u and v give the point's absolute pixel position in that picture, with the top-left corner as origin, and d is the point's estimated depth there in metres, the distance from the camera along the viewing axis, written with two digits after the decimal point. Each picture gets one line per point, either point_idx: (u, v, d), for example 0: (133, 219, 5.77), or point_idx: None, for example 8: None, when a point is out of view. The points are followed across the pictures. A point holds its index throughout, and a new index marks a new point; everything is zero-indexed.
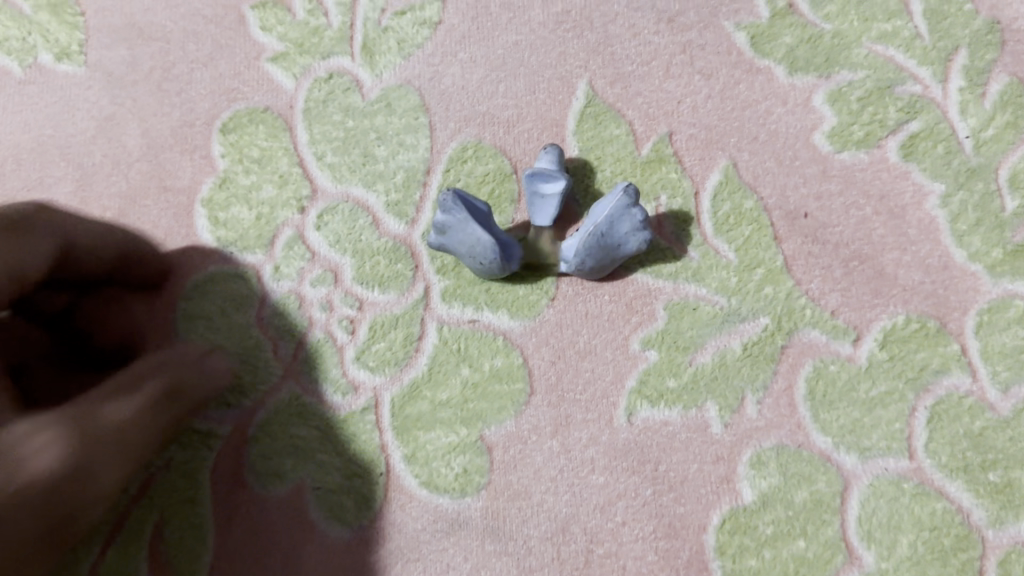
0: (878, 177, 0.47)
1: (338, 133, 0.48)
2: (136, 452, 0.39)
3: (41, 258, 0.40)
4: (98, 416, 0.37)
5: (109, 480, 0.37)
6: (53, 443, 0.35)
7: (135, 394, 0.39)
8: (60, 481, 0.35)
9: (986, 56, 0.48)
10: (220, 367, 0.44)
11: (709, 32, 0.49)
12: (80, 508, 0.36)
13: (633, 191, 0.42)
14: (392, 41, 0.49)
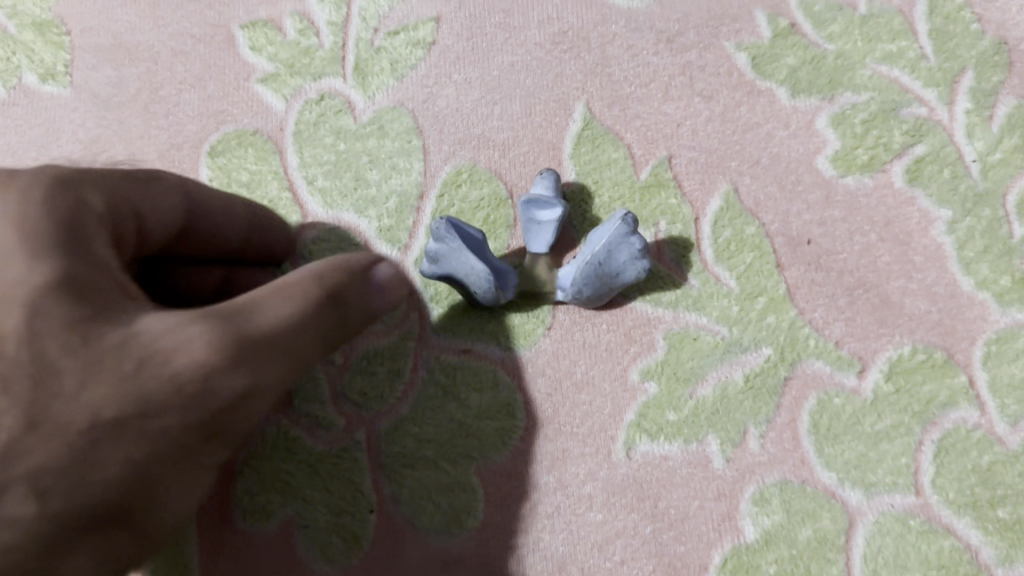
0: (883, 202, 0.46)
1: (329, 156, 0.47)
2: (302, 359, 0.36)
3: (161, 207, 0.39)
4: (247, 316, 0.34)
5: (263, 379, 0.34)
6: (199, 336, 0.33)
7: (292, 296, 0.35)
8: (207, 379, 0.33)
9: (993, 78, 0.47)
10: (392, 282, 0.39)
11: (708, 53, 0.48)
12: (239, 409, 0.34)
13: (631, 220, 0.42)
14: (385, 62, 0.48)
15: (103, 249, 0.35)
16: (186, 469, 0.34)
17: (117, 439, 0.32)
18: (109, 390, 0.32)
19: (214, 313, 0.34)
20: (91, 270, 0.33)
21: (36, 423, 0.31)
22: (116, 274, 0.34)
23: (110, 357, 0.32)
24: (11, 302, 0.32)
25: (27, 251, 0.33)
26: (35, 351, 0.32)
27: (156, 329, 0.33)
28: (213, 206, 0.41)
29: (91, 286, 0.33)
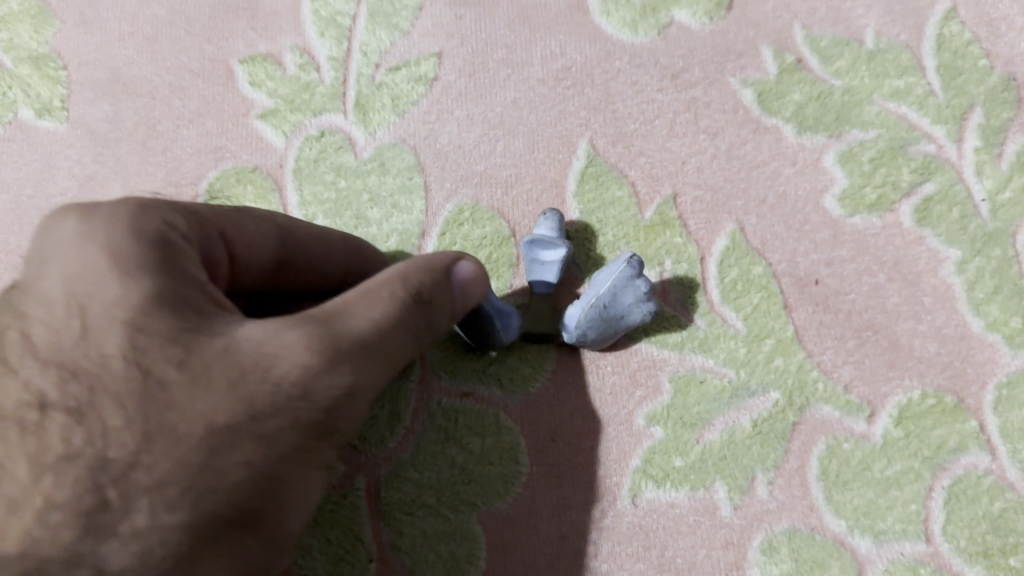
0: (891, 242, 0.45)
1: (330, 194, 0.46)
2: (397, 357, 0.34)
3: (250, 239, 0.38)
4: (343, 316, 0.33)
5: (365, 378, 0.33)
6: (299, 341, 0.32)
7: (381, 293, 0.33)
8: (313, 382, 0.32)
9: (1001, 115, 0.47)
10: (473, 280, 0.38)
11: (714, 89, 0.47)
12: (344, 410, 0.33)
13: (637, 261, 0.41)
14: (386, 98, 0.47)
15: (191, 266, 0.33)
16: (303, 471, 0.33)
17: (233, 444, 0.31)
18: (215, 397, 0.30)
19: (310, 316, 0.32)
20: (183, 285, 0.32)
21: (149, 438, 0.30)
22: (205, 286, 0.33)
23: (216, 366, 0.31)
24: (109, 319, 0.31)
25: (118, 268, 0.31)
26: (139, 368, 0.30)
27: (253, 335, 0.32)
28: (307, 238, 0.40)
29: (184, 299, 0.32)
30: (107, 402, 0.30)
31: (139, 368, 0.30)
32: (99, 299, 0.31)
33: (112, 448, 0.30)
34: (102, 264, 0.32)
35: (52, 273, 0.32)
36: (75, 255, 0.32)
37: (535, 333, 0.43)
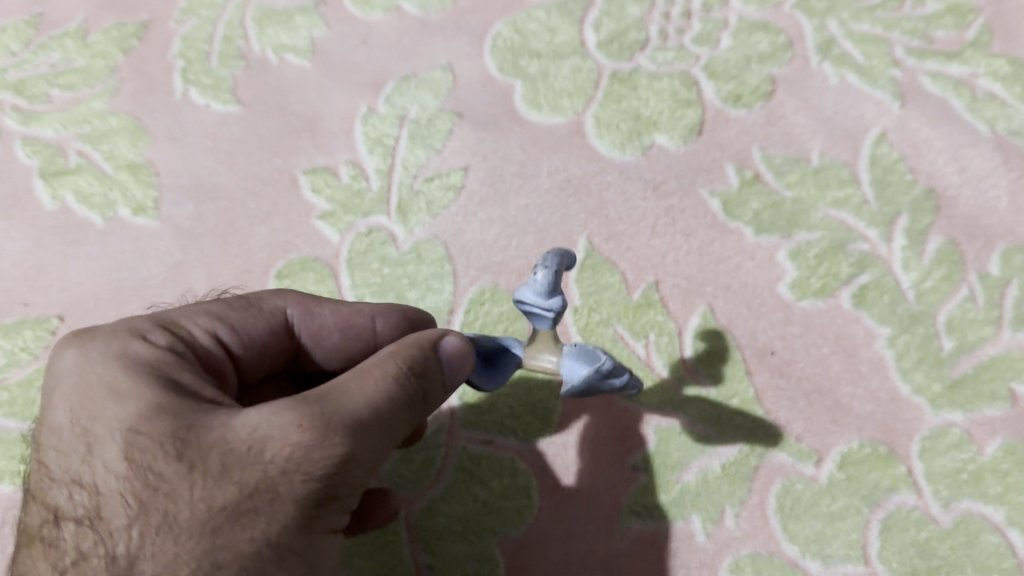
0: (833, 321, 0.55)
1: (376, 279, 0.56)
2: (393, 428, 0.39)
3: (253, 332, 0.47)
4: (330, 397, 0.37)
5: (358, 449, 0.37)
6: (289, 421, 0.36)
7: (371, 376, 0.39)
8: (306, 457, 0.36)
9: (923, 220, 0.58)
10: (459, 352, 0.43)
11: (688, 198, 0.59)
12: (346, 479, 0.37)
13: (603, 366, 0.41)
14: (422, 203, 0.58)
15: (184, 374, 0.40)
16: (313, 541, 0.37)
17: (234, 520, 0.35)
18: (212, 483, 0.36)
19: (300, 399, 0.37)
20: (174, 392, 0.38)
21: (150, 528, 0.36)
22: (199, 390, 0.39)
23: (210, 454, 0.36)
24: (111, 434, 0.37)
25: (114, 392, 0.38)
26: (139, 470, 0.37)
27: (244, 422, 0.37)
28: (318, 328, 0.49)
29: (178, 401, 0.38)
30: (114, 502, 0.37)
31: (138, 468, 0.37)
32: (96, 419, 0.38)
33: (121, 542, 0.36)
34: (101, 388, 0.39)
35: (63, 405, 0.39)
36: (79, 382, 0.39)
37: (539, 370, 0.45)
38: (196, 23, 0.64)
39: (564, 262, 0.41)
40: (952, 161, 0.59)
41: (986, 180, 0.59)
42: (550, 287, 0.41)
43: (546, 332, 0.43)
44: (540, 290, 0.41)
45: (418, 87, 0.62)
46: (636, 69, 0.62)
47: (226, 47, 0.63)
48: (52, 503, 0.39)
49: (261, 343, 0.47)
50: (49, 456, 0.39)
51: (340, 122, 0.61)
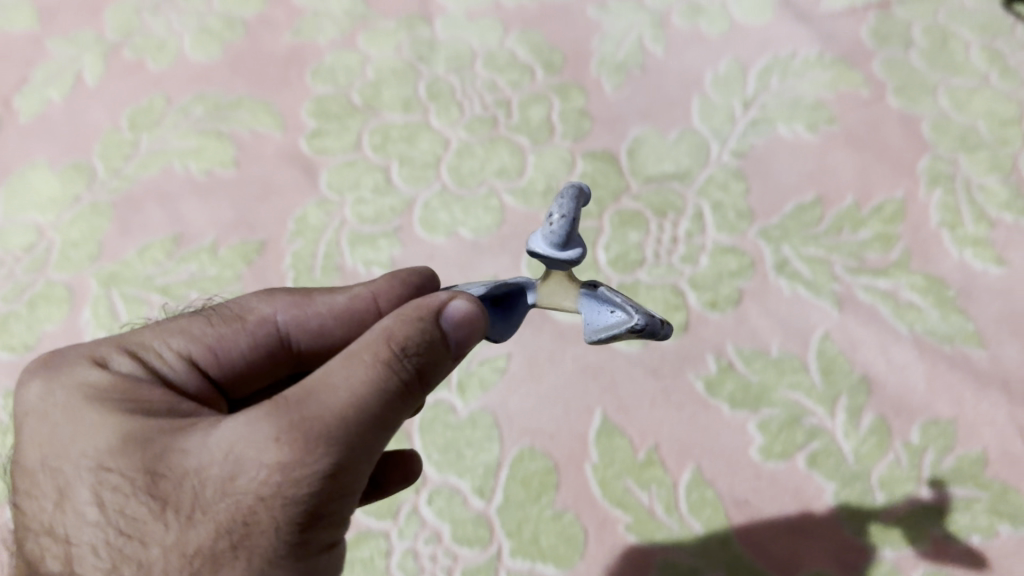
0: (792, 477, 0.73)
1: (441, 440, 0.75)
2: (373, 424, 0.48)
3: (230, 340, 0.60)
4: (314, 404, 0.47)
5: (335, 460, 0.46)
6: (268, 446, 0.46)
7: (351, 378, 0.48)
8: (285, 474, 0.46)
9: (859, 400, 0.76)
10: (465, 317, 0.50)
11: (680, 380, 0.78)
12: (331, 488, 0.47)
13: (641, 322, 0.50)
14: (476, 382, 0.78)
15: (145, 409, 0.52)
16: (299, 546, 0.47)
17: (217, 541, 0.46)
18: (186, 511, 0.47)
19: (280, 414, 0.47)
20: (144, 421, 0.51)
21: (132, 557, 0.47)
22: (157, 414, 0.52)
23: (185, 485, 0.47)
24: (86, 478, 0.49)
25: (77, 444, 0.51)
26: (118, 509, 0.48)
27: (219, 442, 0.48)
28: (308, 322, 0.62)
29: (137, 440, 0.49)
30: (93, 541, 0.48)
31: (117, 508, 0.48)
32: (74, 458, 0.50)
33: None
34: (70, 445, 0.51)
35: (37, 463, 0.52)
36: (57, 425, 0.52)
37: (557, 309, 0.55)
38: (302, 243, 0.84)
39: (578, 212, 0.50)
40: (881, 354, 0.78)
41: (907, 368, 0.77)
42: (563, 234, 0.50)
43: (559, 280, 0.55)
44: (555, 236, 0.50)
45: None
46: (637, 281, 0.83)
47: (327, 261, 0.84)
48: (34, 550, 0.51)
49: (242, 344, 0.60)
50: (28, 509, 0.51)
51: None
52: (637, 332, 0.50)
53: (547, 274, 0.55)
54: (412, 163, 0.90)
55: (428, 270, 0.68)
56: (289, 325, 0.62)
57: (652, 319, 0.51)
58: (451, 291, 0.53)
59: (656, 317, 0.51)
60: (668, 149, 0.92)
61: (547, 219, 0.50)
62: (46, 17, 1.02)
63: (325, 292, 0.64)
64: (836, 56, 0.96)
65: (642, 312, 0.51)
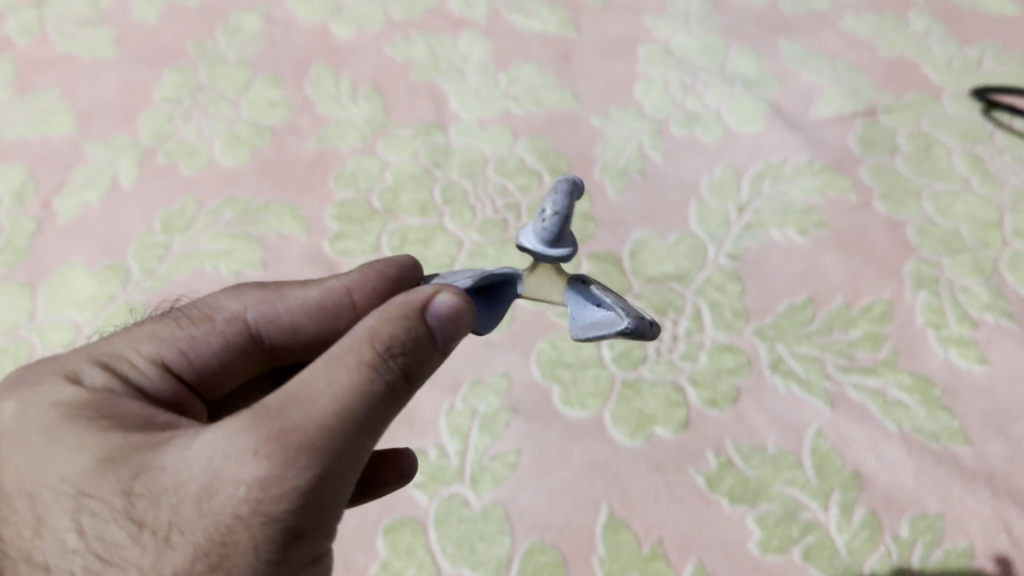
0: (789, 570, 0.77)
1: (456, 533, 0.79)
2: (354, 429, 0.51)
3: (201, 340, 0.66)
4: (296, 413, 0.50)
5: (318, 468, 0.49)
6: (249, 460, 0.49)
7: (331, 389, 0.51)
8: (268, 484, 0.48)
9: (851, 494, 0.80)
10: (448, 314, 0.55)
11: (682, 475, 0.82)
12: (314, 498, 0.49)
13: (631, 324, 0.55)
14: (489, 475, 0.82)
15: (120, 428, 0.54)
16: (286, 550, 0.49)
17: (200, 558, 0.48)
18: (165, 529, 0.49)
19: (263, 424, 0.50)
20: (118, 442, 0.52)
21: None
22: (130, 431, 0.54)
23: (163, 506, 0.49)
24: (65, 503, 0.51)
25: (52, 468, 0.52)
26: (99, 533, 0.50)
27: (198, 455, 0.50)
28: (279, 318, 0.69)
29: (113, 461, 0.51)
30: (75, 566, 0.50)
31: (97, 531, 0.50)
32: (51, 484, 0.52)
33: None
34: (46, 470, 0.52)
35: (12, 488, 0.53)
36: (31, 448, 0.54)
37: (543, 299, 0.61)
38: None
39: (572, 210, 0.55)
40: (871, 450, 0.83)
41: (896, 464, 0.82)
42: (556, 231, 0.55)
43: (548, 275, 0.61)
44: (550, 230, 0.55)
45: (485, 389, 0.88)
46: (640, 377, 0.88)
47: None
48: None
49: (213, 342, 0.67)
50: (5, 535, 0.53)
51: (430, 414, 0.86)
52: (625, 332, 0.55)
53: (537, 267, 0.61)
54: (428, 264, 0.96)
55: (412, 259, 0.74)
56: (258, 321, 0.68)
57: (642, 323, 0.55)
58: (433, 288, 0.57)
59: (645, 320, 0.56)
60: (668, 250, 0.97)
61: (541, 215, 0.55)
62: (83, 122, 1.09)
63: (299, 287, 0.71)
64: (825, 162, 1.02)
65: (631, 315, 0.55)
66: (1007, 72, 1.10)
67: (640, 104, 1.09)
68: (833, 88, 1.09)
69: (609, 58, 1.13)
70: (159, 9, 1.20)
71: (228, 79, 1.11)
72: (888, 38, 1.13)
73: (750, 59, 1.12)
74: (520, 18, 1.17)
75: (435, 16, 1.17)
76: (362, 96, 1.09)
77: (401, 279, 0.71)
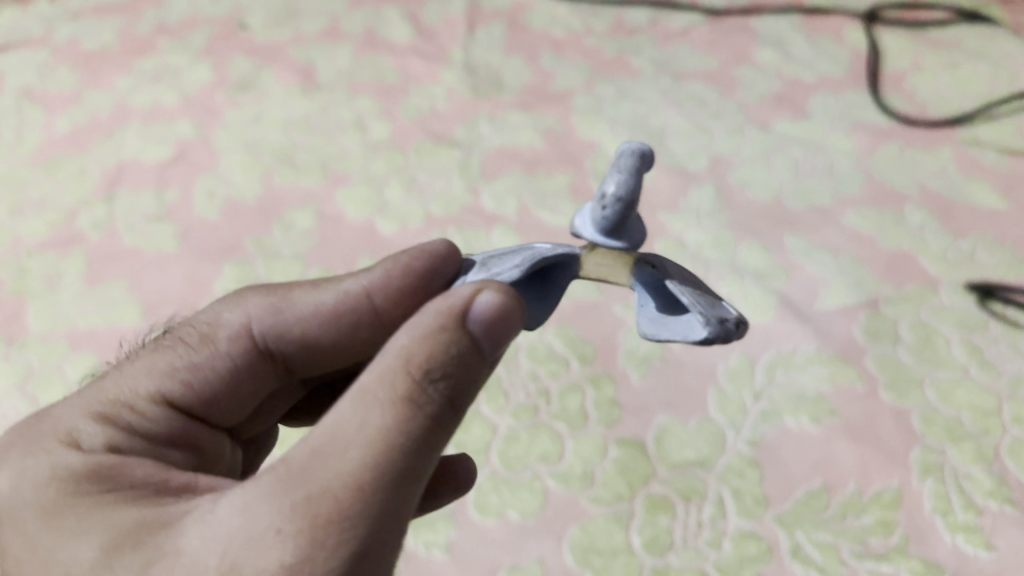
0: None
1: None
2: (391, 470, 0.58)
3: (206, 366, 0.79)
4: (330, 465, 0.58)
5: (355, 512, 0.56)
6: (288, 518, 0.57)
7: (362, 440, 0.58)
8: (308, 531, 0.56)
9: None
10: (491, 313, 0.60)
11: None
12: (360, 542, 0.56)
13: (712, 330, 0.60)
14: None
15: (134, 508, 0.63)
16: None
17: None
18: None
19: (299, 480, 0.58)
20: (125, 530, 0.62)
21: None
22: (141, 509, 0.63)
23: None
24: None
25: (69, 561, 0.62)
26: None
27: (225, 525, 0.59)
28: (289, 330, 0.81)
29: (130, 548, 0.60)
30: None
31: None
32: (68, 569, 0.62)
33: None
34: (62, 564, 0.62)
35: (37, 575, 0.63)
36: (47, 536, 0.64)
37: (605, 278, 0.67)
38: None
39: (635, 192, 0.62)
40: None
41: None
42: (615, 216, 0.63)
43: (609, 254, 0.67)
44: (613, 216, 0.63)
45: None
46: (667, 564, 0.95)
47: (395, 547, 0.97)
48: None
49: (219, 365, 0.80)
50: None
51: None
52: (704, 340, 0.60)
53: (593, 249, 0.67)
54: (466, 449, 1.04)
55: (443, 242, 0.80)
56: (267, 336, 0.81)
57: (720, 328, 0.60)
58: (464, 289, 0.63)
59: (723, 326, 0.60)
60: (690, 436, 1.05)
61: (603, 198, 0.63)
62: (150, 313, 1.19)
63: (307, 292, 0.83)
64: (833, 352, 1.11)
65: (708, 322, 0.60)
66: (999, 263, 1.18)
67: None
68: (837, 280, 1.18)
69: None
70: (218, 205, 1.31)
71: (283, 272, 1.22)
72: (887, 231, 1.23)
73: (758, 253, 1.22)
74: (547, 213, 1.27)
75: (470, 212, 1.28)
76: None
77: (431, 276, 0.79)
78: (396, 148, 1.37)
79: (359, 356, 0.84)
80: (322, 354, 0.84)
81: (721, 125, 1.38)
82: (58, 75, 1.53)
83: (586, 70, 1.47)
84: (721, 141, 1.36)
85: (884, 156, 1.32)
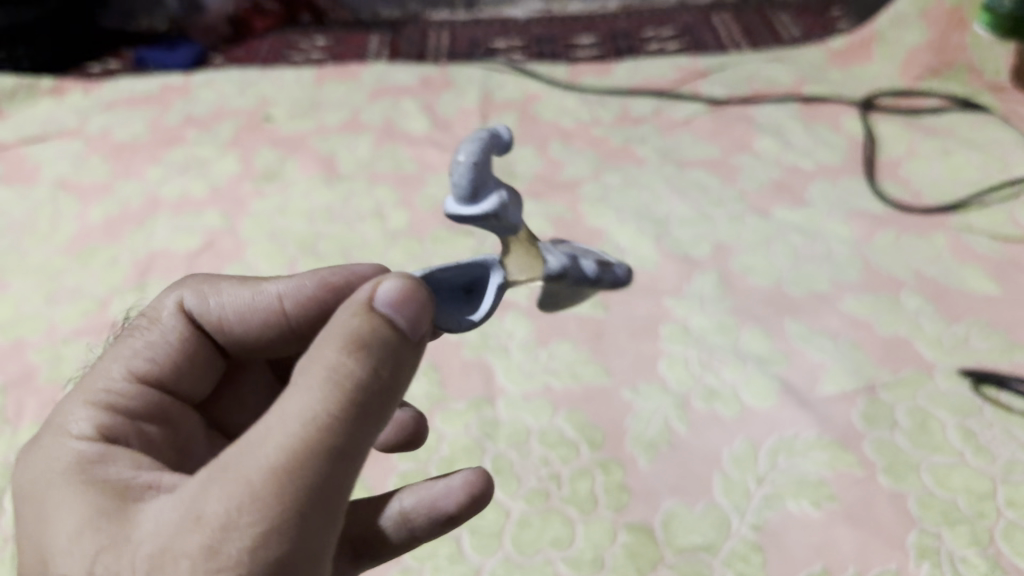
0: None
1: None
2: (309, 440, 0.64)
3: (153, 345, 0.89)
4: (256, 442, 0.64)
5: (276, 479, 0.63)
6: (220, 492, 0.63)
7: (285, 416, 0.64)
8: (234, 498, 0.62)
9: None
10: (393, 300, 0.69)
11: None
12: (284, 503, 0.63)
13: None
14: None
15: (105, 494, 0.70)
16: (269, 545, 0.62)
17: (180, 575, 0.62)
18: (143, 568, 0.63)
19: (232, 458, 0.64)
20: (93, 511, 0.68)
21: None
22: (109, 497, 0.69)
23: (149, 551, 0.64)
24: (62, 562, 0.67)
25: (49, 538, 0.69)
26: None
27: (174, 504, 0.66)
28: (217, 319, 0.91)
29: (95, 525, 0.67)
30: None
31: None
32: (46, 546, 0.69)
33: None
34: (45, 542, 0.69)
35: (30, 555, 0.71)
36: (34, 518, 0.71)
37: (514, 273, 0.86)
38: None
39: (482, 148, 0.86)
40: None
41: None
42: (468, 177, 0.84)
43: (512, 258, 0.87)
44: (465, 173, 0.84)
45: None
46: None
47: None
48: None
49: (161, 352, 0.88)
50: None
51: None
52: None
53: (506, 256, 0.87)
54: (480, 533, 1.09)
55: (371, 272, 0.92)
56: (199, 321, 0.91)
57: None
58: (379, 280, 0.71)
59: None
60: (696, 521, 1.09)
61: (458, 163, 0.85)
62: None
63: (233, 286, 0.92)
64: (833, 438, 1.15)
65: None
66: (993, 348, 1.23)
67: (665, 379, 1.24)
68: (836, 365, 1.23)
69: (636, 336, 1.29)
70: None
71: None
72: (885, 317, 1.28)
73: (760, 338, 1.27)
74: None
75: None
76: (422, 373, 1.27)
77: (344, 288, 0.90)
78: (414, 236, 1.43)
79: (288, 343, 0.92)
80: (249, 340, 0.93)
81: (723, 214, 1.45)
82: (93, 167, 1.62)
83: (593, 159, 1.56)
84: (724, 229, 1.42)
85: (881, 243, 1.38)
